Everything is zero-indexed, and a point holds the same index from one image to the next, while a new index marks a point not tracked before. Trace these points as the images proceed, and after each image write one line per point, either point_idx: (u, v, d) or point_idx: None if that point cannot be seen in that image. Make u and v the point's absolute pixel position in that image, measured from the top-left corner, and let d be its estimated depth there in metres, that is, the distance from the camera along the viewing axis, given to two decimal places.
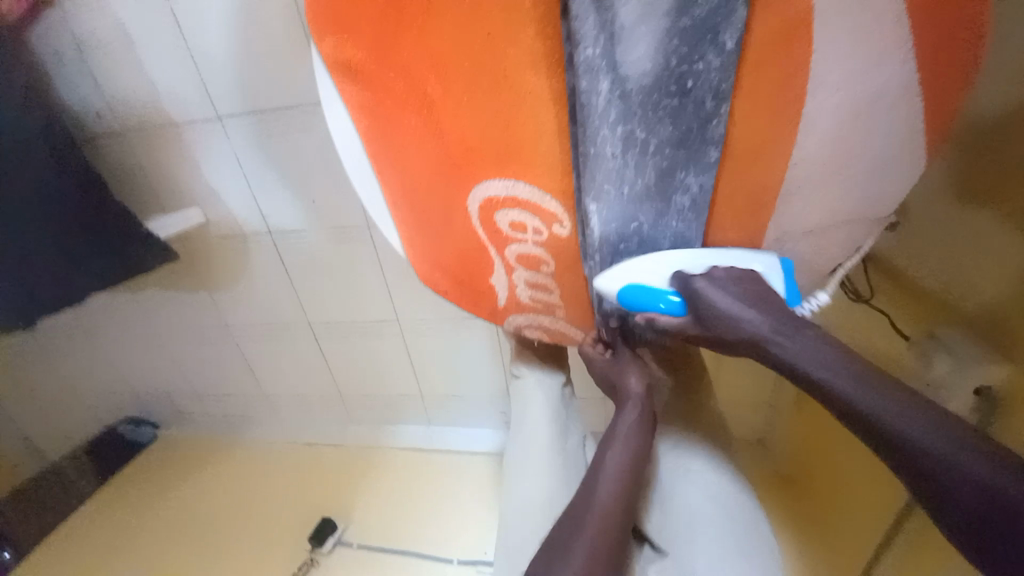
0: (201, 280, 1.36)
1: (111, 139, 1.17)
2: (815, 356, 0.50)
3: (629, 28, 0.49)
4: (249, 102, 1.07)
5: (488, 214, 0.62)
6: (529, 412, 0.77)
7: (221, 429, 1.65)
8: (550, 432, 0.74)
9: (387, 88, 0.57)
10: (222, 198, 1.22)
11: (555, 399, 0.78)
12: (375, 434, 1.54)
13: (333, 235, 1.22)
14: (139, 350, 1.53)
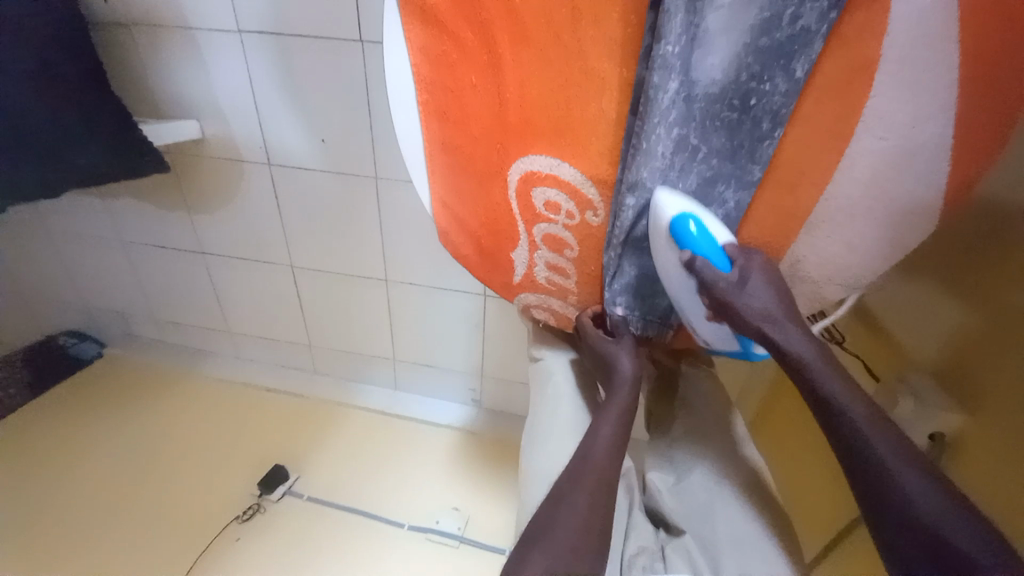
0: (184, 199, 1.28)
1: (114, 27, 1.08)
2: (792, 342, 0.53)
3: (711, 35, 0.51)
4: (276, 22, 1.02)
5: (526, 188, 0.63)
6: (548, 390, 0.75)
7: (174, 357, 1.57)
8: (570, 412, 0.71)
9: (459, 39, 0.57)
10: (225, 117, 1.15)
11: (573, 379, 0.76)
12: (338, 389, 1.51)
13: (336, 179, 1.18)
14: (98, 260, 1.43)
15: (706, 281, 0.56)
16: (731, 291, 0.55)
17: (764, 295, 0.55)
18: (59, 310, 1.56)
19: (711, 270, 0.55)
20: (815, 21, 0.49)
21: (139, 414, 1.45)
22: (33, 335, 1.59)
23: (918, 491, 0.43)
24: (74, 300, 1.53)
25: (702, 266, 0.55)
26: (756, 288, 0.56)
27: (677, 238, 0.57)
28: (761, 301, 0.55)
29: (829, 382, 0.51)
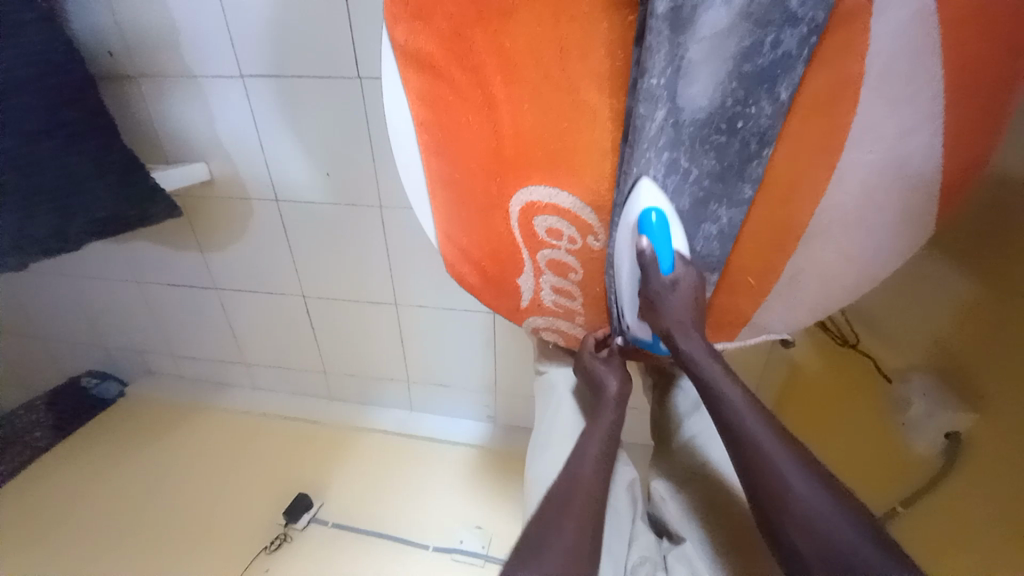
0: (196, 238, 1.32)
1: (122, 80, 1.13)
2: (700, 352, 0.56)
3: (695, 64, 0.52)
4: (275, 64, 1.05)
5: (527, 216, 0.64)
6: (551, 402, 0.77)
7: (193, 391, 1.60)
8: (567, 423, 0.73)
9: (452, 80, 0.59)
10: (231, 157, 1.19)
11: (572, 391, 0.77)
12: (354, 412, 1.53)
13: (342, 209, 1.21)
14: (117, 302, 1.47)
15: (646, 277, 0.57)
16: (661, 292, 0.57)
17: (683, 302, 0.57)
18: (82, 351, 1.61)
19: (655, 268, 0.56)
20: (796, 47, 0.51)
21: (163, 449, 1.48)
22: (58, 377, 1.64)
23: (818, 507, 0.46)
24: (95, 341, 1.58)
25: (649, 260, 0.56)
26: (674, 301, 0.57)
27: (641, 229, 0.57)
28: (680, 310, 0.57)
29: (733, 394, 0.53)
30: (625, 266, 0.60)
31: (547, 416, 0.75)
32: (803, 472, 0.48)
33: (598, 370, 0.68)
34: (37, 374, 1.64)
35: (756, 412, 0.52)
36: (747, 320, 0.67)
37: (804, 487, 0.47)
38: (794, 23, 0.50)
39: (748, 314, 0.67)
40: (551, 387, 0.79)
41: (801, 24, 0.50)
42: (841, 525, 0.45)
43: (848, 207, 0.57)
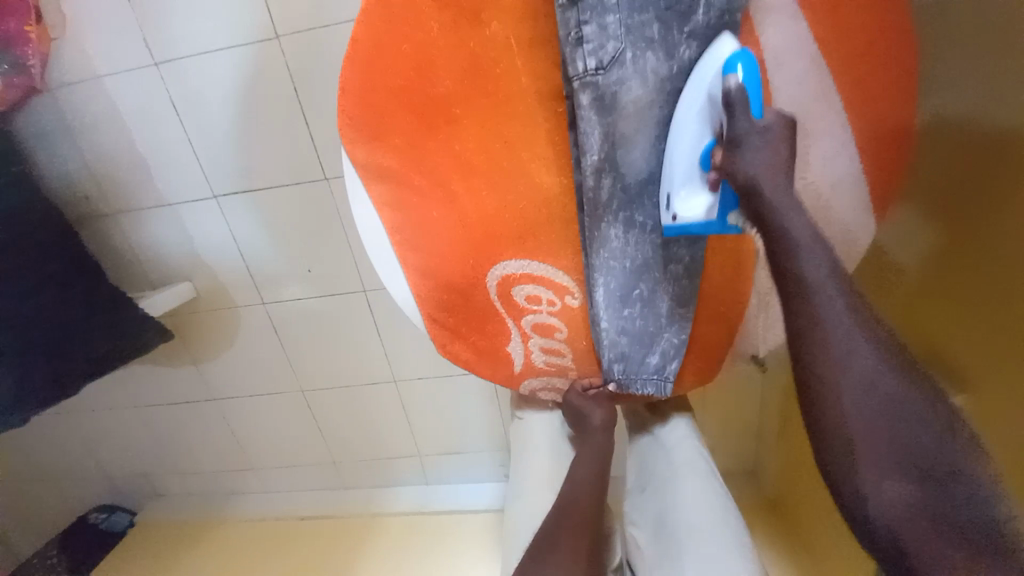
0: (189, 353, 1.33)
1: (100, 219, 1.18)
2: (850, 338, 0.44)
3: (628, 136, 0.59)
4: (244, 180, 1.11)
5: (506, 288, 0.69)
6: (529, 450, 0.82)
7: (203, 508, 1.56)
8: (547, 469, 0.79)
9: (414, 184, 0.64)
10: (214, 270, 1.22)
11: (554, 440, 0.81)
12: (371, 498, 1.50)
13: (329, 300, 1.24)
14: (117, 430, 1.46)
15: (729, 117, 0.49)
16: (749, 138, 0.48)
17: (771, 153, 0.48)
18: (85, 488, 1.57)
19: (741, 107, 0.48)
20: None
21: (181, 575, 1.42)
22: (64, 520, 1.59)
23: (880, 394, 0.43)
24: (98, 474, 1.55)
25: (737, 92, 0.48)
26: (760, 150, 0.48)
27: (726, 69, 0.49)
28: (768, 163, 0.47)
29: (800, 230, 0.46)
30: (685, 133, 0.55)
31: (523, 465, 0.81)
32: (879, 359, 0.44)
33: (585, 407, 0.73)
34: (42, 521, 1.59)
35: (841, 292, 0.45)
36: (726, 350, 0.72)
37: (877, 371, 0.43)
38: None
39: (729, 340, 0.71)
40: (526, 436, 0.83)
41: None
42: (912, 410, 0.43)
43: None
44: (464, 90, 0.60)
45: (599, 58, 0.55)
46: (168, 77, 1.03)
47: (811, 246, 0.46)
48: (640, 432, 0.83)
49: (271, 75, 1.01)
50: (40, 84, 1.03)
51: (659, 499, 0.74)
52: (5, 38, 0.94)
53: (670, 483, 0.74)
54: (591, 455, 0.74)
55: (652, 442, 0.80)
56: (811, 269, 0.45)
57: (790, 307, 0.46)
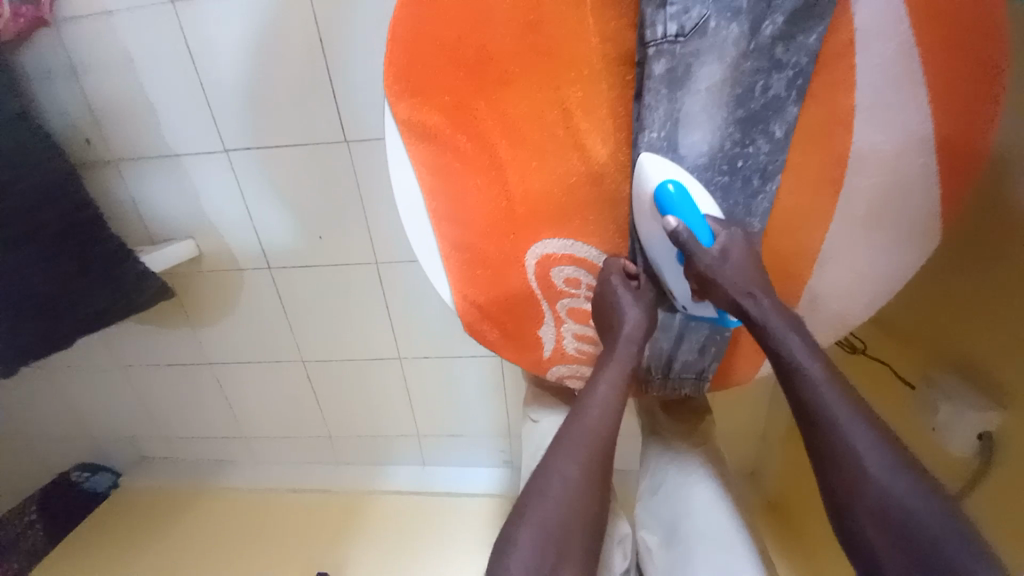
0: (186, 315, 1.28)
1: (100, 166, 1.11)
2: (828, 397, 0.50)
3: (695, 115, 0.55)
4: (258, 136, 1.05)
5: (545, 270, 0.65)
6: (542, 449, 0.81)
7: (191, 474, 1.51)
8: None
9: (459, 150, 0.59)
10: (218, 230, 1.16)
11: None
12: (365, 475, 1.47)
13: (338, 270, 1.19)
14: (105, 390, 1.41)
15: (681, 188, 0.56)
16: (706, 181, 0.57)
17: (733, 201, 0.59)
18: (67, 446, 1.51)
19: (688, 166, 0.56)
20: (784, 90, 0.55)
21: (166, 540, 1.39)
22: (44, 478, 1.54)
23: (875, 461, 0.47)
24: (81, 433, 1.49)
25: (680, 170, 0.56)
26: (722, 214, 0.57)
27: (663, 205, 0.55)
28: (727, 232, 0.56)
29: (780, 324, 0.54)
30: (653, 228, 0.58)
31: (537, 463, 0.80)
32: (871, 431, 0.48)
33: (616, 304, 0.61)
34: (20, 477, 1.54)
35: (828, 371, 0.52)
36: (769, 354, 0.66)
37: (869, 441, 0.48)
38: (780, 68, 0.54)
39: None
40: (540, 435, 0.83)
41: (787, 69, 0.54)
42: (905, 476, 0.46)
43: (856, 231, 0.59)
44: (525, 50, 0.55)
45: (681, 23, 0.51)
46: (185, 19, 0.96)
47: (792, 335, 0.53)
48: (652, 435, 0.80)
49: (296, 25, 0.94)
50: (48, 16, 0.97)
51: (671, 502, 0.70)
52: None
53: (683, 486, 0.71)
54: (624, 358, 0.59)
55: (670, 443, 0.77)
56: (796, 351, 0.53)
57: (789, 388, 0.53)
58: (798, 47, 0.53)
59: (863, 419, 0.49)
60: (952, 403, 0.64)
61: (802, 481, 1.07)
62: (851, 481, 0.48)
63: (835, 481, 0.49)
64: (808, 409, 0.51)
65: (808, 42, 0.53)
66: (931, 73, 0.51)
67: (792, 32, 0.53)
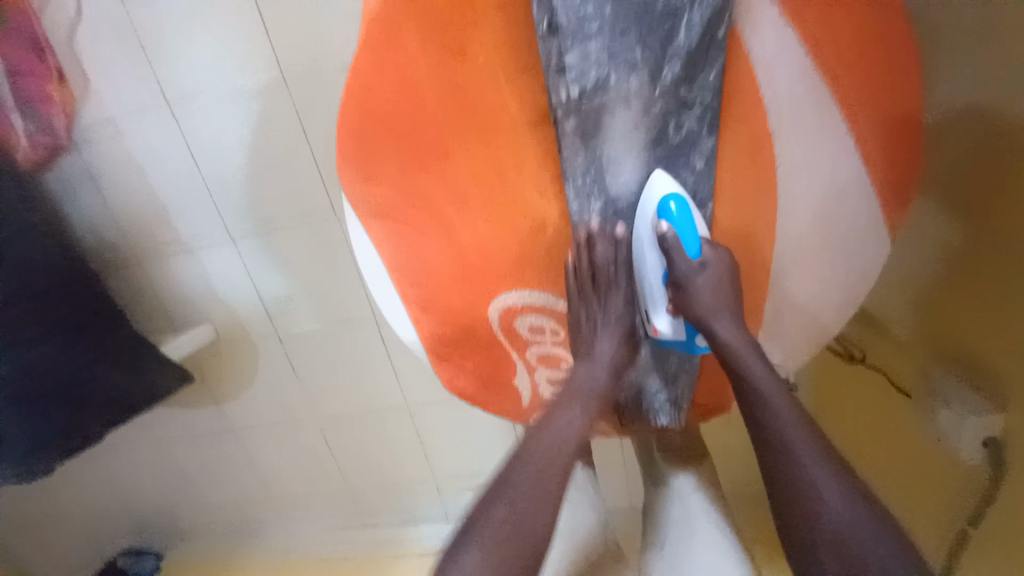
0: (210, 392, 1.36)
1: (125, 267, 1.23)
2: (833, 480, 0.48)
3: (620, 160, 0.59)
4: (260, 221, 1.15)
5: (509, 320, 0.68)
6: None
7: (227, 548, 1.55)
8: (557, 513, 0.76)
9: (412, 218, 0.63)
10: (231, 310, 1.25)
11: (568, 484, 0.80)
12: (391, 534, 1.46)
13: (342, 334, 1.25)
14: (143, 472, 1.49)
15: (671, 260, 0.58)
16: (690, 278, 0.57)
17: (717, 288, 0.57)
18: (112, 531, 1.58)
19: (679, 248, 0.57)
20: (697, 126, 0.58)
21: None
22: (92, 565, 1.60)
23: (839, 505, 0.48)
24: (124, 517, 1.56)
25: (670, 239, 0.57)
26: (705, 284, 0.57)
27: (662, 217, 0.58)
28: (712, 293, 0.57)
29: (760, 369, 0.55)
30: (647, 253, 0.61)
31: None
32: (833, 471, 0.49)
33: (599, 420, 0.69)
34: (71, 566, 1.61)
35: (800, 422, 0.52)
36: None
37: (845, 512, 0.47)
38: (687, 107, 0.57)
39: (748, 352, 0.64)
40: None
41: (694, 106, 0.57)
42: (869, 536, 0.46)
43: (811, 239, 0.58)
44: (456, 122, 0.58)
45: (581, 85, 0.55)
46: (186, 130, 1.08)
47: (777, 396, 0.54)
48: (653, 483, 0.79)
49: (281, 121, 1.05)
50: (65, 141, 1.08)
51: (680, 558, 0.70)
52: (31, 99, 0.99)
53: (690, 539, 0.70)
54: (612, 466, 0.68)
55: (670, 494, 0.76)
56: (786, 426, 0.52)
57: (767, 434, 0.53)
58: (700, 85, 0.56)
59: (834, 478, 0.49)
60: (959, 408, 0.65)
61: None
62: (805, 539, 0.48)
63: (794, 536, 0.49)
64: (779, 460, 0.51)
65: (710, 79, 0.56)
66: (846, 80, 0.53)
67: (693, 72, 0.55)
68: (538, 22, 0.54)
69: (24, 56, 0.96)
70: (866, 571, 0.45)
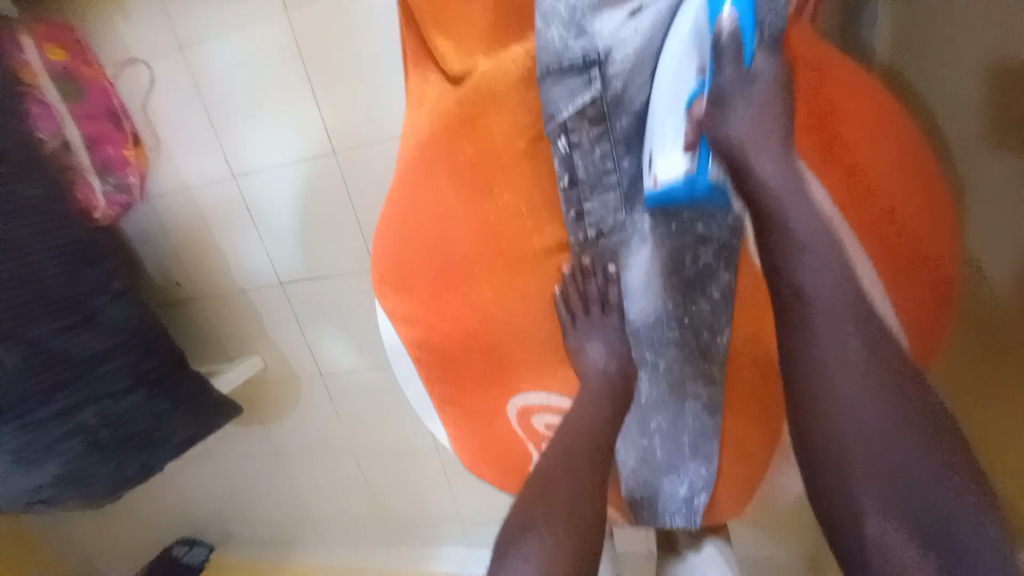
0: (259, 414, 1.48)
1: (189, 302, 1.36)
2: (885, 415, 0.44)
3: (634, 286, 0.65)
4: (304, 269, 1.23)
5: (527, 418, 0.69)
6: None
7: (269, 551, 1.69)
8: None
9: (439, 327, 0.67)
10: (278, 346, 1.35)
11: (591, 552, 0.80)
12: (416, 557, 1.55)
13: (376, 373, 1.32)
14: (201, 476, 1.64)
15: (718, 65, 0.50)
16: (730, 93, 0.50)
17: (759, 116, 0.49)
18: (170, 525, 1.75)
19: (734, 55, 0.49)
20: (714, 260, 0.59)
21: None
22: (153, 552, 1.78)
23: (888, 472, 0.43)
24: (182, 513, 1.73)
25: (726, 44, 0.49)
26: (746, 108, 0.49)
27: (715, 2, 0.48)
28: (751, 127, 0.49)
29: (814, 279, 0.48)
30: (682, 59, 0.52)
31: None
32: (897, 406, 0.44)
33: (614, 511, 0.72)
34: (136, 551, 1.80)
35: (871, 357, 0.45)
36: (762, 481, 0.66)
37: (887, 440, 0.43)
38: (705, 241, 0.58)
39: (763, 469, 0.65)
40: None
41: (713, 242, 0.58)
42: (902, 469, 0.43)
43: None
44: (483, 251, 0.64)
45: (600, 228, 0.61)
46: (244, 188, 1.17)
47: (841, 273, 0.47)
48: (667, 556, 0.78)
49: (326, 184, 1.11)
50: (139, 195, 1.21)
51: None
52: (109, 162, 1.13)
53: None
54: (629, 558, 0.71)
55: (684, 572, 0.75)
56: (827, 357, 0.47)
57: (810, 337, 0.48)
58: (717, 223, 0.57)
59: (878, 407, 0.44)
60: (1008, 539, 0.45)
61: None
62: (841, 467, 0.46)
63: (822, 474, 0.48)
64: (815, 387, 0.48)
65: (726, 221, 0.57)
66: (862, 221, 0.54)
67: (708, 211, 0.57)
68: (560, 176, 0.59)
69: (103, 125, 1.10)
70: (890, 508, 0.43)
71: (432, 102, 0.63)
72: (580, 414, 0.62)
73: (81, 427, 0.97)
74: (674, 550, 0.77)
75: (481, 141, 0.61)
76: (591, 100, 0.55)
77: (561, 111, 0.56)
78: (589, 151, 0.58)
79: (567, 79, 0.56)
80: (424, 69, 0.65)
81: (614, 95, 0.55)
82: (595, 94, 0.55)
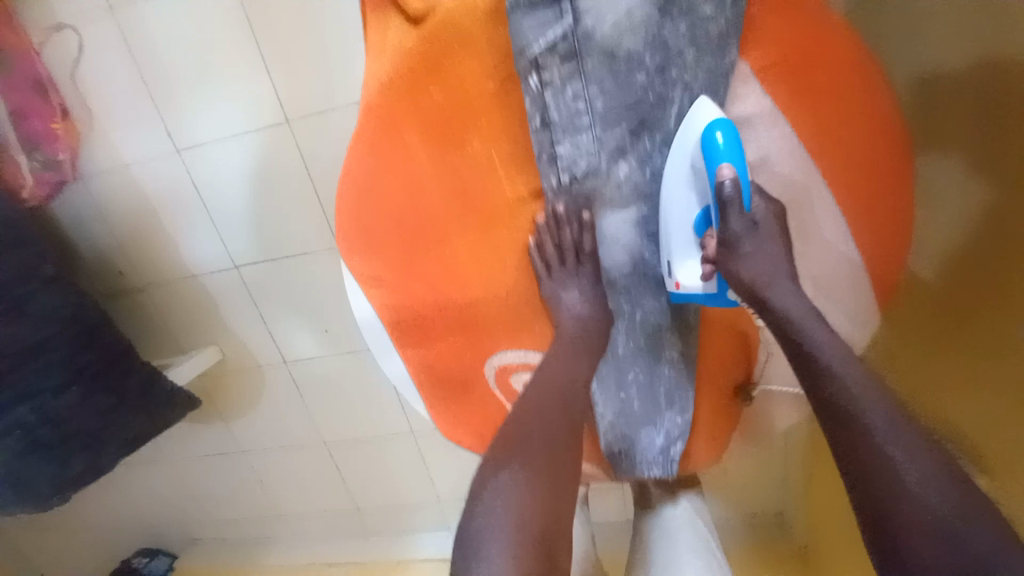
0: (220, 409, 1.40)
1: (135, 292, 1.27)
2: (889, 425, 0.48)
3: (609, 234, 0.64)
4: (262, 249, 1.16)
5: (505, 378, 0.68)
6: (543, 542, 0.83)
7: (237, 553, 1.61)
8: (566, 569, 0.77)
9: (411, 289, 0.65)
10: (236, 335, 1.28)
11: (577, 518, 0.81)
12: (393, 546, 1.51)
13: (343, 357, 1.27)
14: (159, 479, 1.55)
15: (724, 212, 0.55)
16: (740, 235, 0.55)
17: (765, 257, 0.56)
18: (128, 534, 1.64)
19: (737, 206, 0.54)
20: None
21: None
22: (109, 564, 1.67)
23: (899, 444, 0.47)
24: (140, 520, 1.62)
25: (730, 196, 0.53)
26: (755, 246, 0.56)
27: (712, 157, 0.54)
28: (761, 264, 0.56)
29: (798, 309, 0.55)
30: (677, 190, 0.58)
31: None
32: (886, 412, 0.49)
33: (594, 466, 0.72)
34: (90, 564, 1.68)
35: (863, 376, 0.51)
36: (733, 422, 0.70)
37: (898, 432, 0.47)
38: None
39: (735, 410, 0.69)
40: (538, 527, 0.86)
41: None
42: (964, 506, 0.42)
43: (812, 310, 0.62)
44: (454, 206, 0.62)
45: (573, 172, 0.60)
46: (190, 163, 1.09)
47: (815, 328, 0.54)
48: (644, 510, 0.77)
49: (282, 157, 1.05)
50: (70, 175, 1.11)
51: None
52: (34, 137, 1.03)
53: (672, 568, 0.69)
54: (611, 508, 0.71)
55: (661, 525, 0.74)
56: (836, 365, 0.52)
57: (813, 382, 0.53)
58: None
59: (913, 439, 0.47)
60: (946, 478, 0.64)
61: (822, 525, 0.93)
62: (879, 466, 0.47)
63: (844, 434, 0.49)
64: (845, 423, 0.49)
65: None
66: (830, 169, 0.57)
67: None
68: (531, 116, 0.58)
69: (26, 95, 1.00)
70: (927, 532, 0.43)
71: (395, 46, 0.59)
72: (561, 372, 0.60)
73: (18, 424, 0.91)
74: (649, 504, 0.77)
75: (452, 91, 0.59)
76: (562, 35, 0.55)
77: (532, 44, 0.55)
78: (561, 91, 0.57)
79: (538, 14, 0.55)
80: (383, 16, 0.61)
81: (584, 31, 0.55)
82: (567, 29, 0.55)
